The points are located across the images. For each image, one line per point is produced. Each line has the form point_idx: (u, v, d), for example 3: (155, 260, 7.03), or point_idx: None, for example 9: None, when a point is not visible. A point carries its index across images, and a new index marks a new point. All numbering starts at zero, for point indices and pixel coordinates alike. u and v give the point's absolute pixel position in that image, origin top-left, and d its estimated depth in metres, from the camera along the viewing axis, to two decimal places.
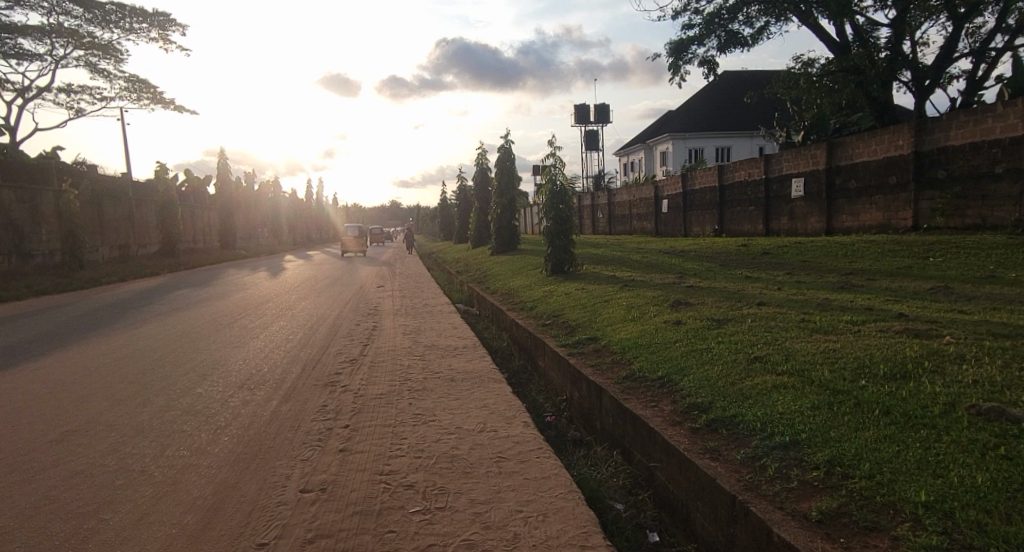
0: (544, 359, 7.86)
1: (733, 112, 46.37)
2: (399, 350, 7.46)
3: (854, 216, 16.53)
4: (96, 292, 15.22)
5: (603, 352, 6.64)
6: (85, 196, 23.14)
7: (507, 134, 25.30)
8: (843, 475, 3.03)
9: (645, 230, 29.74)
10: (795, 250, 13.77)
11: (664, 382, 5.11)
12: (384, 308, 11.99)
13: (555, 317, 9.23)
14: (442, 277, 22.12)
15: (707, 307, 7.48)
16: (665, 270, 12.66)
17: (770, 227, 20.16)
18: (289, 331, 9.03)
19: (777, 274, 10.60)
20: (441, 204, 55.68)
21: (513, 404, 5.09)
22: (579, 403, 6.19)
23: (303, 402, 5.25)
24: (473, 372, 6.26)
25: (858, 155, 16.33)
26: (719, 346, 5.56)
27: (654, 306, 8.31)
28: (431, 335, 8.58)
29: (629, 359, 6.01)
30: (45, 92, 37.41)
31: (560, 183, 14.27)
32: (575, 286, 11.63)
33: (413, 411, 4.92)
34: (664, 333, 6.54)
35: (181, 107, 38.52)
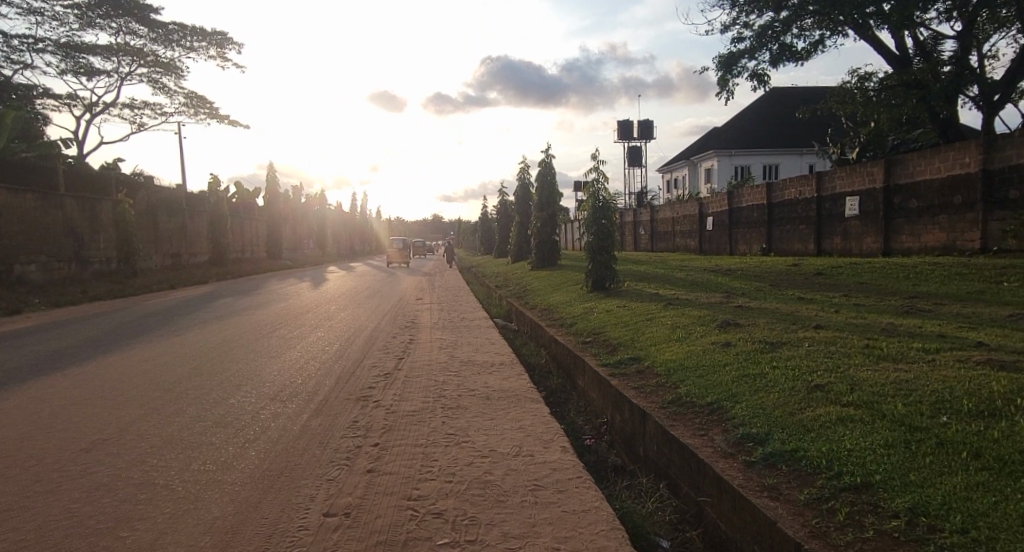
0: (584, 378, 7.55)
1: (782, 129, 45.19)
2: (434, 365, 7.28)
3: (914, 236, 15.65)
4: (145, 299, 15.64)
5: (647, 373, 6.29)
6: (142, 206, 24.04)
7: (549, 149, 25.16)
8: (929, 528, 2.65)
9: (689, 248, 29.04)
10: (851, 271, 13.09)
11: (715, 409, 4.74)
12: (421, 321, 11.89)
13: (596, 335, 8.91)
14: (480, 291, 22.00)
15: (758, 329, 7.05)
16: (711, 288, 12.17)
17: (822, 246, 19.33)
18: (326, 342, 8.98)
19: (833, 296, 10.01)
20: (482, 218, 55.92)
21: (551, 427, 4.81)
22: (621, 427, 5.86)
23: (334, 417, 5.10)
24: (509, 391, 6.01)
25: (919, 173, 15.50)
26: (774, 371, 5.16)
27: (701, 326, 7.90)
28: (467, 350, 8.38)
29: (675, 382, 5.66)
30: (111, 107, 39.32)
31: (603, 198, 13.98)
32: (616, 304, 11.27)
33: (446, 431, 4.69)
34: (712, 356, 6.16)
35: (235, 122, 39.91)
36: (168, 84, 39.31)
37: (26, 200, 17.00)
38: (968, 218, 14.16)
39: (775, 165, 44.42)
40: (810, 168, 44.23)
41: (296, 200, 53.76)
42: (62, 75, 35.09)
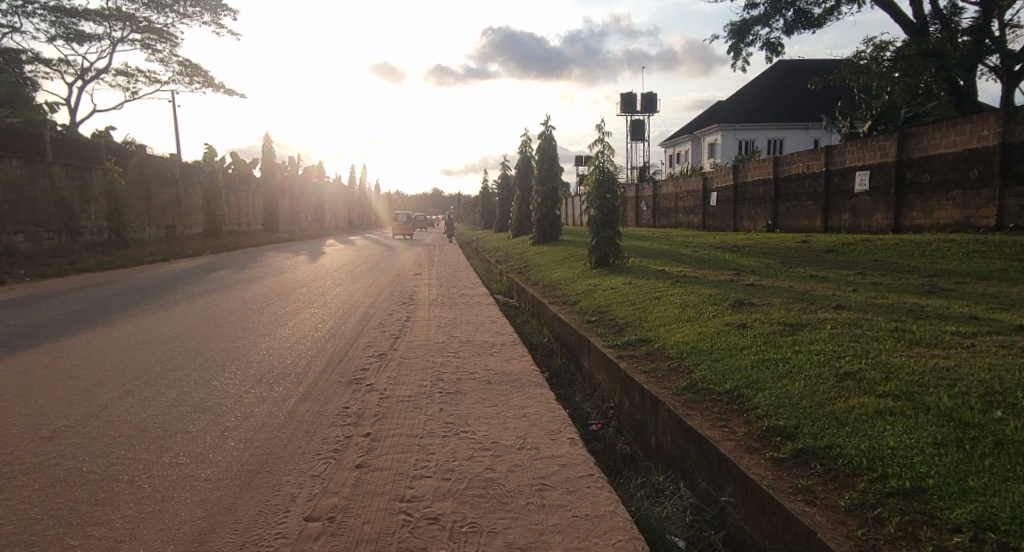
0: (589, 359, 7.20)
1: (788, 102, 44.34)
2: (430, 345, 6.92)
3: (926, 213, 15.20)
4: (135, 272, 15.23)
5: (658, 356, 5.92)
6: (134, 177, 23.49)
7: (549, 121, 24.52)
8: (999, 544, 2.30)
9: (692, 224, 28.57)
10: (863, 249, 12.69)
11: (734, 398, 4.37)
12: (418, 297, 11.52)
13: (601, 314, 8.55)
14: (480, 266, 21.60)
15: (774, 309, 6.66)
16: (719, 265, 11.79)
17: (828, 223, 18.88)
18: (319, 320, 8.62)
19: (849, 274, 9.60)
20: (482, 192, 55.27)
21: (556, 416, 4.46)
22: (630, 413, 5.52)
23: (323, 402, 4.75)
24: (512, 374, 5.65)
25: (934, 147, 14.98)
26: (797, 356, 4.78)
27: (711, 306, 7.52)
28: (465, 329, 8.02)
29: (689, 367, 5.29)
30: (104, 74, 38.39)
31: (608, 171, 13.51)
32: (620, 281, 10.89)
33: (444, 419, 4.34)
34: (728, 338, 5.77)
35: (230, 92, 39.03)
36: (162, 51, 38.31)
37: (12, 168, 16.47)
38: (984, 194, 13.71)
39: (779, 139, 43.69)
40: (814, 143, 43.54)
41: (294, 172, 52.99)
42: (52, 41, 34.14)
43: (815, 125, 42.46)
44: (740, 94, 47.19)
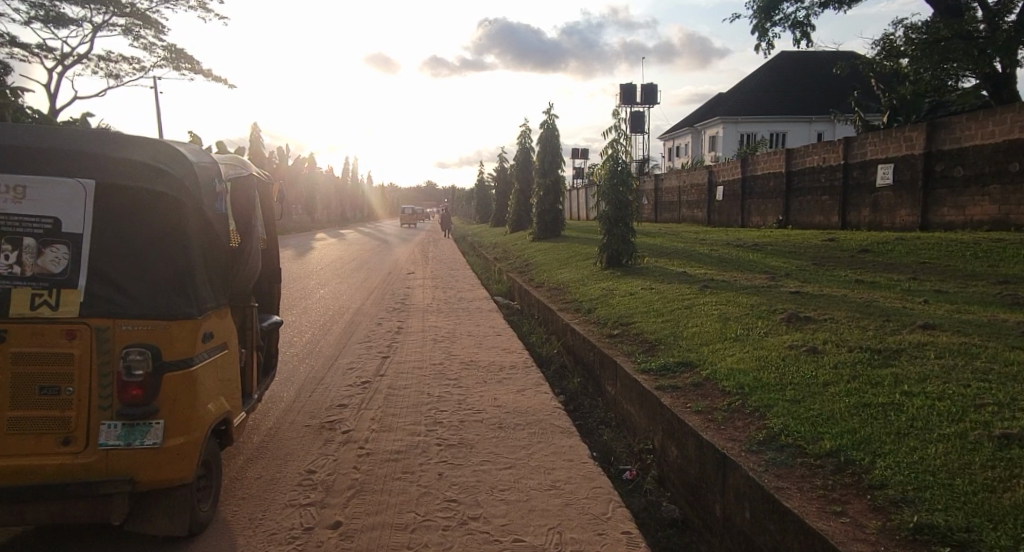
0: (617, 384, 6.01)
1: (790, 95, 43.18)
2: (425, 369, 5.69)
3: (958, 209, 14.07)
4: None
5: (710, 390, 4.72)
6: None
7: (551, 109, 23.29)
8: None
9: (696, 219, 27.37)
10: (901, 248, 11.56)
11: (843, 467, 3.14)
12: (411, 302, 10.30)
13: (624, 327, 7.32)
14: (476, 264, 20.35)
15: (842, 327, 5.49)
16: (745, 267, 10.64)
17: (846, 220, 17.71)
18: (293, 332, 7.39)
19: (900, 280, 8.45)
20: (478, 186, 54.02)
21: (597, 488, 3.27)
22: (679, 465, 4.32)
23: (283, 464, 3.55)
24: (529, 414, 4.47)
25: (968, 138, 13.76)
26: (915, 402, 3.57)
27: (759, 320, 6.34)
28: (465, 345, 6.78)
29: (759, 410, 4.08)
30: (85, 60, 36.86)
31: (622, 162, 12.35)
32: (639, 285, 9.67)
33: (445, 496, 3.15)
34: (800, 369, 4.56)
35: (219, 79, 37.59)
36: (147, 37, 36.79)
37: None
38: None
39: (782, 133, 42.46)
40: (818, 137, 42.31)
41: (285, 163, 51.59)
42: (29, 23, 32.55)
43: (819, 118, 41.33)
44: (742, 87, 46.02)
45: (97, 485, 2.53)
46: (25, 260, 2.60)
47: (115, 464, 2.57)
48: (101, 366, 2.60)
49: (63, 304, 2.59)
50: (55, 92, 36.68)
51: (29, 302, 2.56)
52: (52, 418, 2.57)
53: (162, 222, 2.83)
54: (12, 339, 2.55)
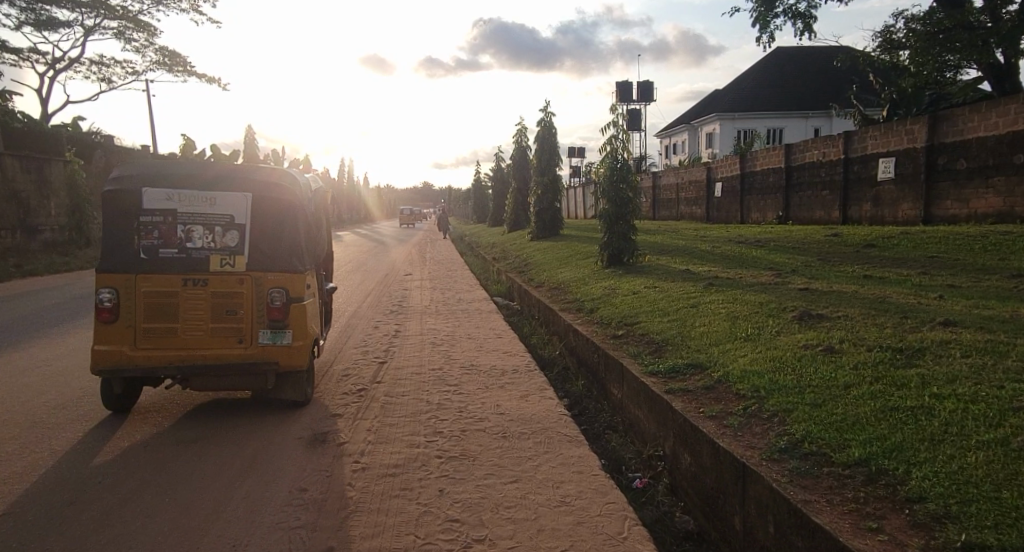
0: (623, 387, 5.78)
1: (786, 91, 42.99)
2: (423, 375, 5.44)
3: (962, 202, 13.87)
4: (91, 275, 13.70)
5: (723, 394, 4.49)
6: (102, 171, 21.89)
7: (547, 107, 23.04)
8: None
9: (695, 217, 27.16)
10: (907, 242, 11.36)
11: (874, 477, 2.91)
12: (408, 304, 10.08)
13: (629, 327, 7.09)
14: (474, 264, 20.12)
15: (857, 325, 5.27)
16: (750, 264, 10.42)
17: (847, 215, 17.51)
18: None
19: (910, 274, 8.24)
20: (475, 186, 53.80)
21: (609, 504, 3.04)
22: (693, 474, 4.09)
23: (272, 481, 3.31)
24: (534, 422, 4.24)
25: (971, 130, 13.56)
26: (947, 405, 3.35)
27: (770, 319, 6.12)
28: (464, 349, 6.53)
29: (778, 415, 3.85)
30: (78, 63, 36.59)
31: (622, 159, 12.14)
32: (642, 284, 9.45)
33: (445, 515, 2.92)
34: (817, 370, 4.34)
35: (213, 81, 37.30)
36: (139, 40, 36.54)
37: None
38: None
39: (779, 129, 42.24)
40: (815, 133, 42.08)
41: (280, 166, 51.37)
42: (20, 27, 32.22)
43: (816, 114, 41.17)
44: (738, 84, 45.84)
45: (259, 364, 4.74)
46: (217, 241, 4.83)
47: (267, 353, 4.80)
48: (259, 300, 4.81)
49: (237, 265, 4.82)
50: (47, 96, 36.44)
51: (218, 264, 4.79)
52: (229, 329, 4.76)
53: (281, 217, 5.03)
54: (212, 285, 4.76)
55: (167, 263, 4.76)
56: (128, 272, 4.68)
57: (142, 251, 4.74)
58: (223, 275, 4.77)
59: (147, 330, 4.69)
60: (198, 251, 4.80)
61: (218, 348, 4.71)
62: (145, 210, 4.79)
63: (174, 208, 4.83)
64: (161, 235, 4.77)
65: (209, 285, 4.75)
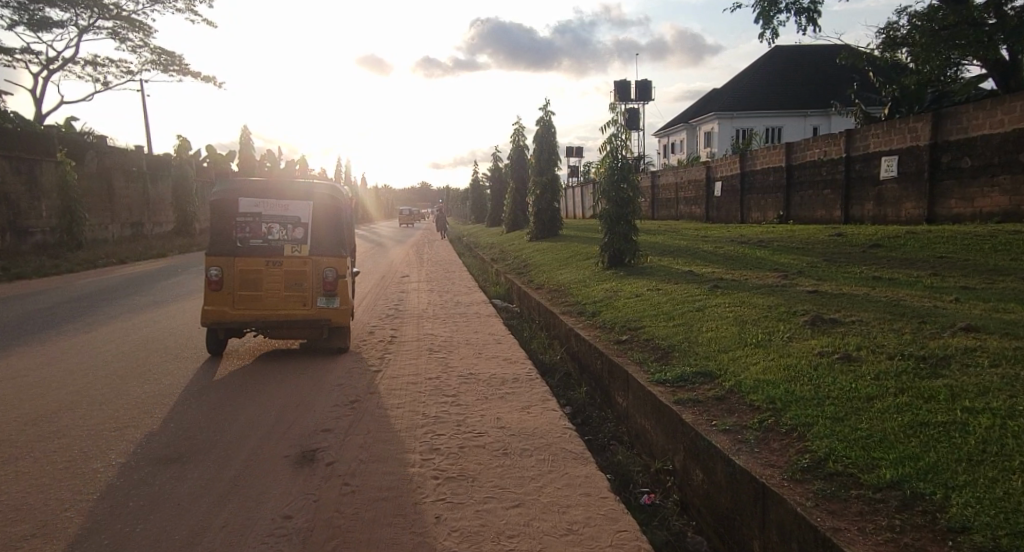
0: (629, 396, 5.55)
1: (784, 90, 42.82)
2: (420, 385, 5.19)
3: (966, 201, 13.65)
4: (80, 278, 13.42)
5: (736, 406, 4.25)
6: (94, 172, 21.57)
7: (546, 106, 22.78)
8: None
9: (694, 217, 26.92)
10: (914, 242, 11.13)
11: (909, 502, 2.66)
12: (405, 308, 9.82)
13: (633, 332, 6.84)
14: (472, 266, 19.84)
15: (874, 330, 5.03)
16: (755, 265, 10.18)
17: (849, 214, 17.27)
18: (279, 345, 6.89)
19: (921, 276, 8.00)
20: (473, 187, 53.54)
21: (619, 533, 2.80)
22: (705, 492, 3.84)
23: (255, 507, 3.05)
24: (536, 437, 3.99)
25: (975, 128, 13.33)
26: (982, 421, 3.10)
27: (780, 323, 5.87)
28: (462, 356, 6.28)
29: (796, 430, 3.60)
30: (72, 63, 36.27)
31: (623, 157, 11.92)
32: (644, 286, 9.21)
33: (441, 546, 2.67)
34: (836, 379, 4.09)
35: (209, 81, 36.98)
36: (134, 40, 36.19)
37: None
38: None
39: (777, 128, 42.05)
40: (813, 132, 41.88)
41: (277, 167, 51.11)
42: (13, 27, 31.88)
43: (814, 112, 40.96)
44: (736, 82, 45.64)
45: (318, 321, 6.92)
46: (291, 236, 6.96)
47: (323, 311, 6.98)
48: (319, 277, 6.96)
49: (303, 252, 6.96)
50: (40, 97, 36.13)
51: (292, 251, 6.93)
52: (297, 296, 6.92)
53: (332, 220, 7.09)
54: (286, 266, 6.90)
55: (256, 249, 6.91)
56: (228, 256, 6.79)
57: (239, 241, 6.88)
58: (294, 259, 6.92)
59: (243, 295, 6.83)
60: (277, 240, 6.93)
61: (289, 308, 6.86)
62: (240, 212, 6.91)
63: (259, 212, 6.92)
64: (251, 231, 6.88)
65: (284, 265, 6.89)
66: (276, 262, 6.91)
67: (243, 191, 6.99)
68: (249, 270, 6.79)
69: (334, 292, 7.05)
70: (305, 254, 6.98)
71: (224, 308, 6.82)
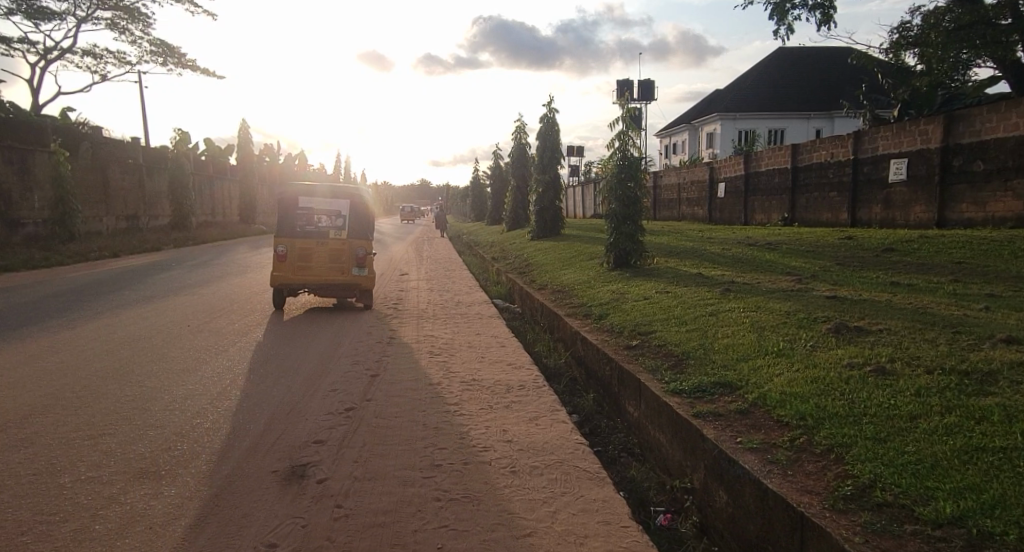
0: (642, 406, 5.23)
1: (788, 92, 42.46)
2: (420, 392, 4.86)
3: (978, 205, 13.33)
4: (71, 271, 13.09)
5: (762, 422, 3.92)
6: (89, 163, 21.20)
7: (549, 103, 22.46)
8: None
9: (697, 218, 26.61)
10: (929, 246, 10.81)
11: (977, 544, 2.32)
12: (403, 307, 9.49)
13: (643, 338, 6.52)
14: (471, 264, 19.51)
15: (907, 340, 4.71)
16: (767, 268, 9.86)
17: (856, 217, 16.95)
18: (271, 345, 6.56)
19: (942, 282, 7.68)
20: (473, 184, 53.23)
21: None
22: (730, 516, 3.52)
23: (236, 533, 2.73)
24: (546, 452, 3.67)
25: (988, 131, 12.99)
26: None
27: (801, 331, 5.57)
28: (464, 360, 5.95)
29: (833, 452, 3.27)
30: (71, 54, 35.93)
31: (632, 154, 11.61)
32: (653, 288, 8.90)
33: None
34: (873, 395, 3.76)
35: (209, 74, 36.62)
36: (133, 31, 35.77)
37: None
38: None
39: (781, 130, 41.70)
40: (817, 134, 41.49)
41: (276, 161, 50.75)
42: (9, 16, 31.45)
43: (817, 114, 40.61)
44: (739, 83, 45.32)
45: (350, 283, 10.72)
46: (333, 226, 10.78)
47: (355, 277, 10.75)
48: (353, 254, 10.79)
49: (341, 236, 10.77)
50: (37, 87, 35.75)
51: (334, 235, 10.75)
52: (337, 266, 10.68)
53: (362, 218, 10.94)
54: (331, 247, 10.70)
55: (309, 233, 10.64)
56: (291, 238, 10.53)
57: (300, 227, 10.67)
58: (336, 240, 10.72)
59: (302, 264, 10.57)
60: (324, 228, 10.71)
61: (332, 274, 10.65)
62: (302, 208, 10.74)
63: (314, 208, 10.77)
64: (309, 221, 10.68)
65: (328, 245, 10.64)
66: (322, 243, 10.64)
67: (302, 195, 10.77)
68: (307, 248, 10.55)
69: (362, 265, 10.79)
70: (344, 237, 10.76)
71: (287, 272, 10.51)
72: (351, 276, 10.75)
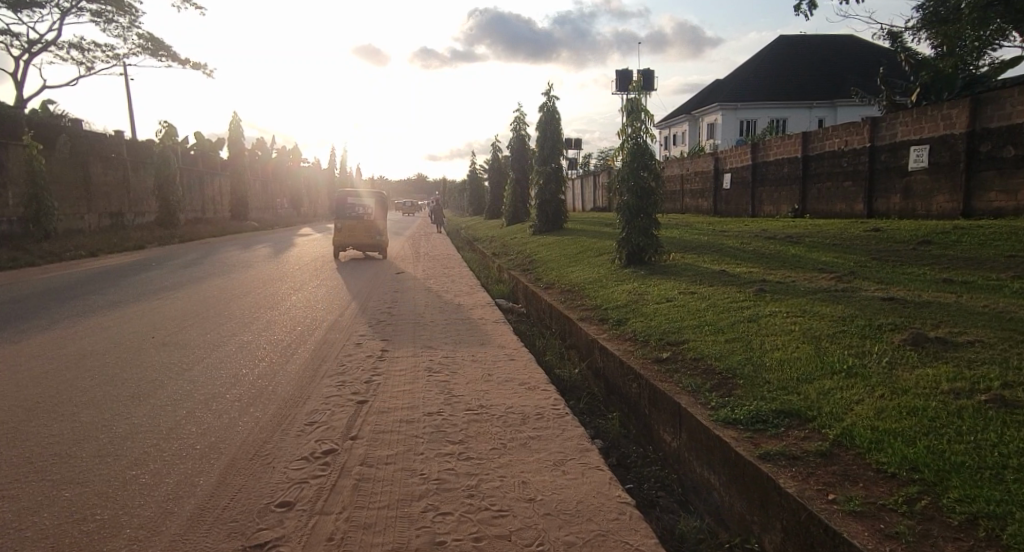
0: (683, 435, 4.37)
1: (789, 80, 41.49)
2: (417, 425, 4.00)
3: (1008, 193, 12.38)
4: (39, 272, 12.17)
5: (856, 470, 3.02)
6: (68, 157, 20.26)
7: (549, 91, 21.56)
8: None
9: (702, 210, 25.67)
10: (968, 238, 9.95)
11: None
12: (396, 312, 8.58)
13: (675, 349, 5.65)
14: (471, 260, 18.68)
15: (1013, 358, 3.82)
16: (797, 264, 8.99)
17: (872, 208, 16.00)
18: (246, 361, 5.68)
19: (1002, 279, 6.81)
20: (470, 178, 52.37)
21: None
22: None
23: None
24: (577, 521, 2.78)
25: (1019, 114, 12.00)
26: None
27: (867, 342, 4.69)
28: (469, 379, 5.08)
29: (977, 526, 2.39)
30: (57, 47, 34.94)
31: (644, 141, 10.76)
32: (675, 289, 8.03)
33: None
34: (1006, 438, 2.87)
35: (199, 66, 35.67)
36: (121, 24, 34.72)
37: None
38: None
39: (782, 119, 40.75)
40: (818, 123, 40.52)
41: (269, 157, 49.84)
42: None
43: (819, 103, 39.66)
44: (740, 72, 44.32)
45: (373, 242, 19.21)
46: (365, 214, 19.47)
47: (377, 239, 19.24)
48: (376, 228, 19.42)
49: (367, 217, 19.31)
50: (22, 80, 34.71)
51: (365, 217, 19.29)
52: (369, 234, 19.18)
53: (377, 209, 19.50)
54: (364, 223, 19.29)
55: (353, 216, 19.36)
56: (342, 220, 19.07)
57: (348, 213, 19.38)
58: (367, 220, 19.24)
59: (348, 234, 19.10)
60: (360, 213, 19.37)
61: (365, 238, 19.10)
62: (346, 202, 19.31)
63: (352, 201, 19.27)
64: (352, 209, 19.23)
65: (362, 222, 19.26)
66: (359, 221, 19.16)
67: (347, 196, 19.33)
68: (352, 224, 19.02)
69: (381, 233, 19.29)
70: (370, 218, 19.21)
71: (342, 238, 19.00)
72: (375, 239, 19.13)
